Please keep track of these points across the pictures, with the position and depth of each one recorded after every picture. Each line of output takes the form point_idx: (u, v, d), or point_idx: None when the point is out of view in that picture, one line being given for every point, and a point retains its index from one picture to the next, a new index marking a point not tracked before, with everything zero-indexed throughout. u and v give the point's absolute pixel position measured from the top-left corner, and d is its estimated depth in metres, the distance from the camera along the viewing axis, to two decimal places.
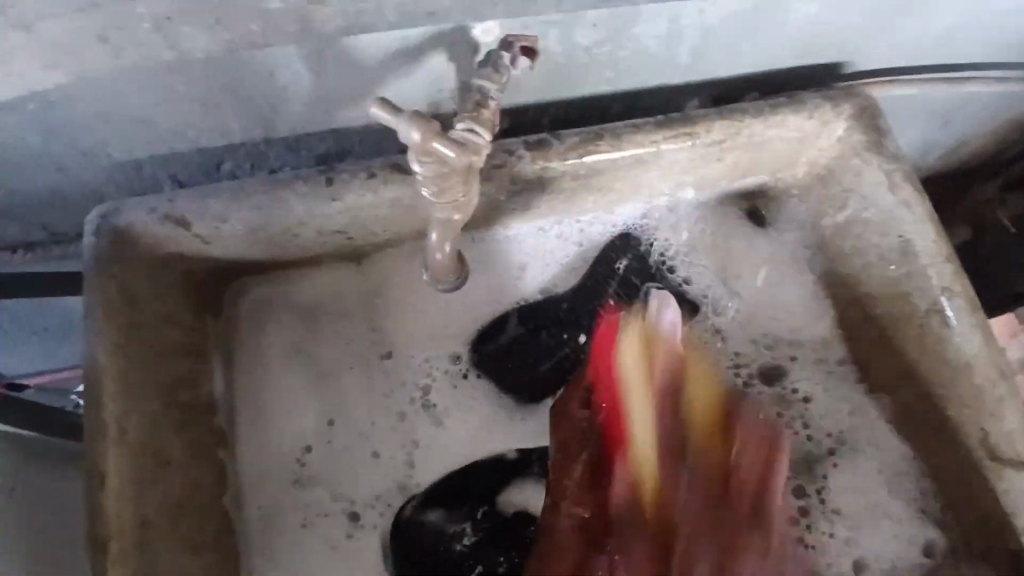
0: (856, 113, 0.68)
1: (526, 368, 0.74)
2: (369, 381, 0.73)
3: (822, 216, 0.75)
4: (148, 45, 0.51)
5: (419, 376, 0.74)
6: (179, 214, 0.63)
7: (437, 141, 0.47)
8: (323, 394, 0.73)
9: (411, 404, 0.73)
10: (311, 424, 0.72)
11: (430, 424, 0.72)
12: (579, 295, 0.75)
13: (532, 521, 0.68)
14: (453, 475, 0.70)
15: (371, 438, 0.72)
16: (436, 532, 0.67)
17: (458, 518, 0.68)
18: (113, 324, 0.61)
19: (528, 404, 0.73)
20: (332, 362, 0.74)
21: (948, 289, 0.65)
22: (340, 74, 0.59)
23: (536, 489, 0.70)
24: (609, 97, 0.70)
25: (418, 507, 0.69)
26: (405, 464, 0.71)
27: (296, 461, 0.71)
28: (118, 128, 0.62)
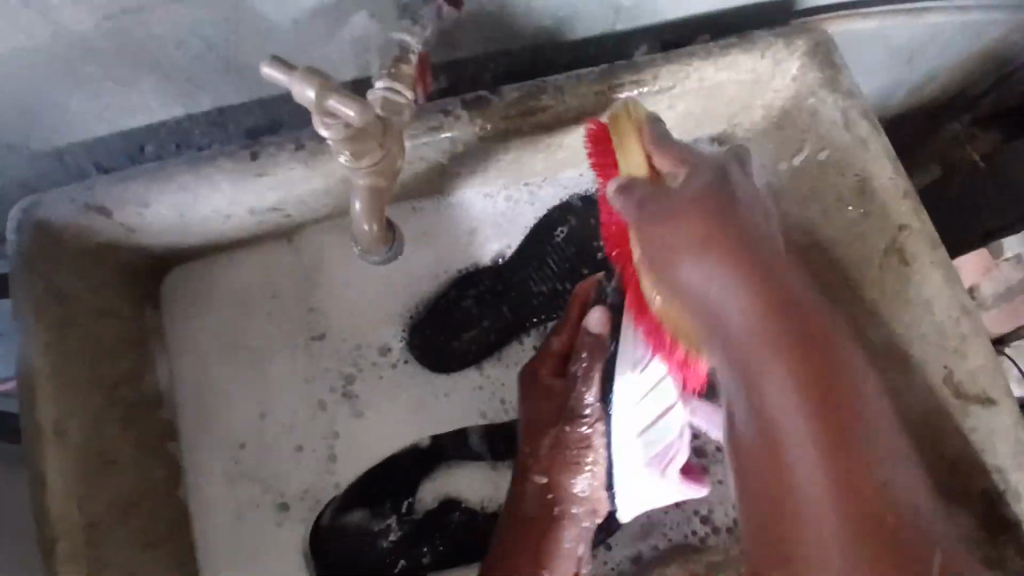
0: (811, 49, 0.65)
1: (448, 341, 0.71)
2: (296, 364, 0.71)
3: (780, 161, 0.72)
4: (20, 21, 0.49)
5: (346, 361, 0.72)
6: (100, 202, 0.59)
7: (335, 98, 0.42)
8: (262, 383, 0.71)
9: (331, 393, 0.71)
10: (246, 416, 0.70)
11: (350, 413, 0.71)
12: (509, 265, 0.71)
13: (455, 507, 0.70)
14: (371, 474, 0.69)
15: (294, 429, 0.70)
16: (360, 532, 0.68)
17: (380, 516, 0.69)
18: (43, 323, 0.57)
19: (445, 373, 0.72)
20: (268, 345, 0.71)
21: (909, 227, 0.63)
22: (256, 39, 0.55)
23: (457, 477, 0.71)
24: (552, 50, 0.67)
25: (336, 514, 0.68)
26: (325, 455, 0.70)
27: (231, 456, 0.69)
28: (23, 115, 0.57)
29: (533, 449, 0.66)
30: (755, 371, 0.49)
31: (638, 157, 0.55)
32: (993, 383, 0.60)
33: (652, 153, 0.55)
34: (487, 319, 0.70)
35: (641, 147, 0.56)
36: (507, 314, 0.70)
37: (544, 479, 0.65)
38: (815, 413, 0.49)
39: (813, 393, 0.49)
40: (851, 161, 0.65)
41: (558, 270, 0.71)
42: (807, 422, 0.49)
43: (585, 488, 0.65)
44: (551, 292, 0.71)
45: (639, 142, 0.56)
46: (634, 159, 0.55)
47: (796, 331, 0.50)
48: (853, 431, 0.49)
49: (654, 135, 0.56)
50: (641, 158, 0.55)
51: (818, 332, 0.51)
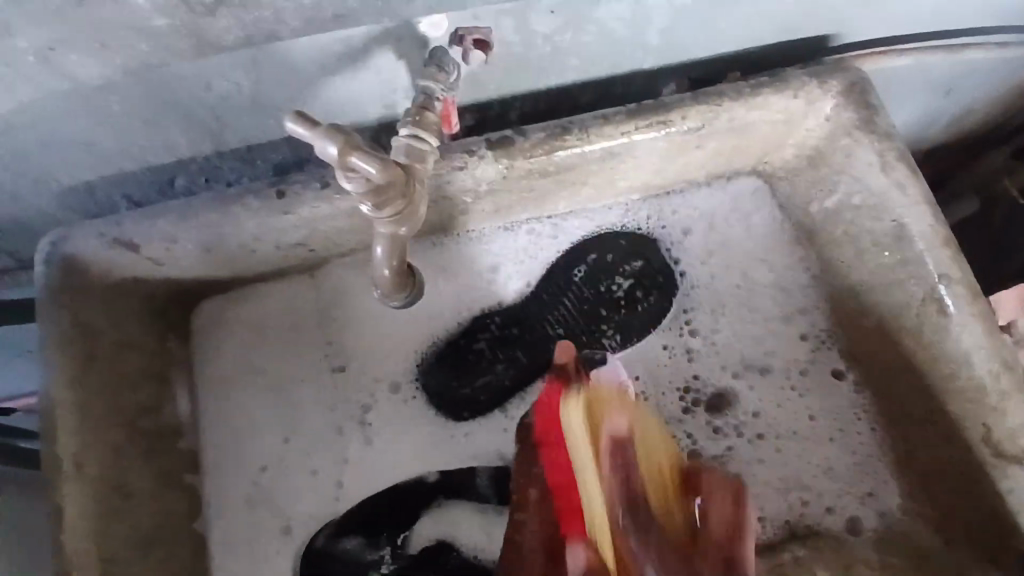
0: (846, 88, 0.64)
1: (465, 389, 0.69)
2: (318, 393, 0.70)
3: (813, 201, 0.70)
4: (38, 76, 0.50)
5: (364, 391, 0.70)
6: (128, 238, 0.60)
7: (356, 154, 0.42)
8: (283, 411, 0.69)
9: (350, 418, 0.69)
10: (268, 442, 0.69)
11: (362, 441, 0.69)
12: (525, 306, 0.70)
13: (451, 548, 0.66)
14: (378, 497, 0.67)
15: (311, 455, 0.68)
16: (353, 560, 0.65)
17: (376, 545, 0.66)
18: (69, 358, 0.57)
19: (468, 420, 0.69)
20: (289, 371, 0.70)
21: (949, 276, 0.60)
22: (279, 79, 0.55)
23: (461, 513, 0.68)
24: (579, 87, 0.66)
25: (333, 535, 0.66)
26: (337, 479, 0.68)
27: (251, 480, 0.68)
28: (59, 154, 0.58)
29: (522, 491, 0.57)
30: (609, 491, 0.49)
31: (584, 477, 0.50)
32: None
33: (604, 469, 0.49)
34: (501, 364, 0.69)
35: (583, 418, 0.51)
36: (522, 360, 0.69)
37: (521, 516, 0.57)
38: (661, 532, 0.48)
39: (660, 522, 0.49)
40: (888, 204, 0.62)
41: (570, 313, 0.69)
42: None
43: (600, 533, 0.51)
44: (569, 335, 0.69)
45: (592, 449, 0.50)
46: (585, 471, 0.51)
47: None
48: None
49: (614, 407, 0.53)
50: (601, 494, 0.49)
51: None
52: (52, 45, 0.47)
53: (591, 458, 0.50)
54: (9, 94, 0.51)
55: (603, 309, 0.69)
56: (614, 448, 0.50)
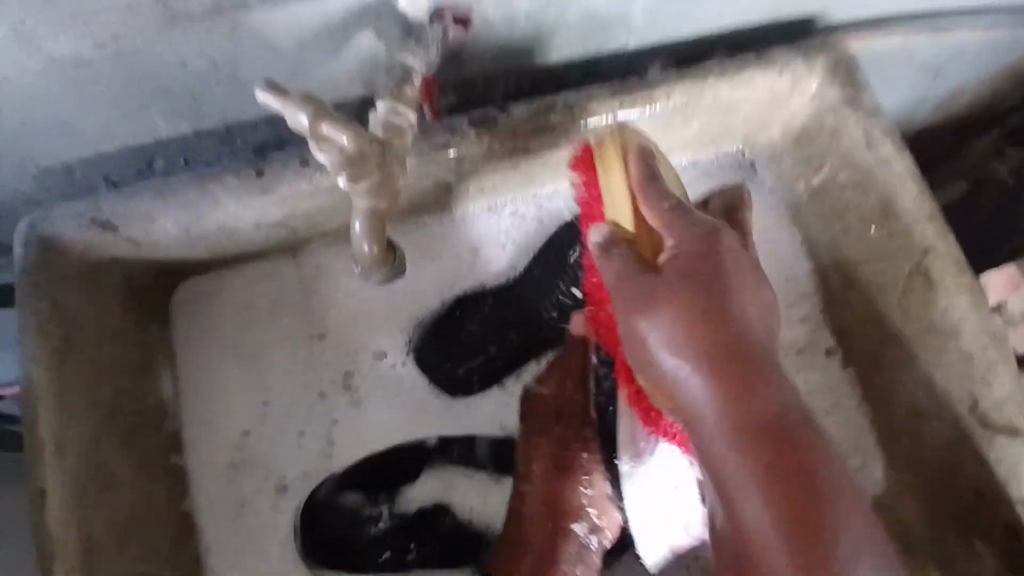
0: (832, 66, 0.63)
1: (451, 371, 0.69)
2: (298, 361, 0.69)
3: (799, 181, 0.70)
4: (12, 48, 0.49)
5: (345, 358, 0.69)
6: (108, 218, 0.59)
7: (328, 123, 0.43)
8: (264, 381, 0.69)
9: (331, 384, 0.69)
10: (250, 408, 0.68)
11: (349, 405, 0.69)
12: (516, 289, 0.70)
13: (445, 512, 0.68)
14: (377, 458, 0.68)
15: (295, 416, 0.68)
16: (352, 512, 0.67)
17: (376, 500, 0.68)
18: (48, 339, 0.57)
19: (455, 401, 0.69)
20: (268, 344, 0.69)
21: (934, 250, 0.60)
22: (259, 54, 0.54)
23: (453, 478, 0.69)
24: (563, 66, 0.65)
25: (334, 488, 0.67)
26: (325, 440, 0.68)
27: (234, 446, 0.67)
28: (36, 134, 0.58)
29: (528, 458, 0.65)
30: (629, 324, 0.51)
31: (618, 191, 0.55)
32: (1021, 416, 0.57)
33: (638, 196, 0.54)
34: (493, 348, 0.69)
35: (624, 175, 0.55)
36: (513, 343, 0.69)
37: (525, 485, 0.64)
38: (692, 306, 0.49)
39: (694, 331, 0.48)
40: (873, 184, 0.62)
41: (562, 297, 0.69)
42: (711, 389, 0.47)
43: (589, 494, 0.64)
44: (561, 316, 0.70)
45: (624, 176, 0.55)
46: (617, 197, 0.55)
47: (689, 300, 0.49)
48: (762, 400, 0.47)
49: (637, 170, 0.54)
50: (626, 206, 0.55)
51: (776, 408, 0.48)
52: (24, 16, 0.46)
53: (625, 206, 0.55)
54: None
55: None
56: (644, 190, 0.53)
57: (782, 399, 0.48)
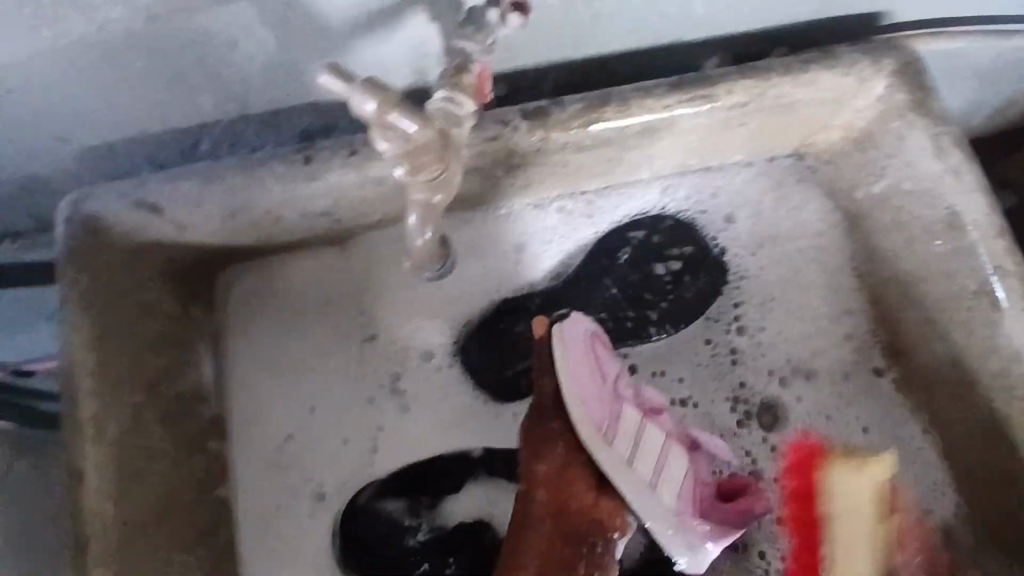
0: (900, 68, 0.61)
1: (497, 372, 0.68)
2: (345, 356, 0.68)
3: (857, 187, 0.68)
4: (66, 18, 0.48)
5: (394, 360, 0.68)
6: (153, 200, 0.58)
7: (395, 113, 0.41)
8: (312, 375, 0.68)
9: (379, 388, 0.68)
10: (297, 410, 0.67)
11: (396, 410, 0.68)
12: (565, 290, 0.69)
13: (485, 528, 0.65)
14: (422, 467, 0.66)
15: (343, 422, 0.67)
16: (391, 523, 0.65)
17: (416, 512, 0.65)
18: (89, 319, 0.56)
19: (502, 404, 0.68)
20: (314, 338, 0.69)
21: (1001, 267, 0.57)
22: (310, 37, 0.53)
23: (493, 491, 0.66)
24: (618, 59, 0.63)
25: (376, 494, 0.65)
26: (369, 446, 0.67)
27: (276, 445, 0.67)
28: (84, 112, 0.57)
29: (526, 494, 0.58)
30: None
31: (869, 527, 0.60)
32: None
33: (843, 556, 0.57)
34: None
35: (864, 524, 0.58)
36: None
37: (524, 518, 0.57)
38: None
39: None
40: (939, 192, 0.60)
41: (614, 301, 0.69)
42: None
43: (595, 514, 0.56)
44: (612, 319, 0.69)
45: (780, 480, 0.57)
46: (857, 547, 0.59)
47: None
48: None
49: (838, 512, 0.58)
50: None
51: None
52: None
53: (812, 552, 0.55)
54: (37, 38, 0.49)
55: (647, 296, 0.69)
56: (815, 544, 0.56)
57: None
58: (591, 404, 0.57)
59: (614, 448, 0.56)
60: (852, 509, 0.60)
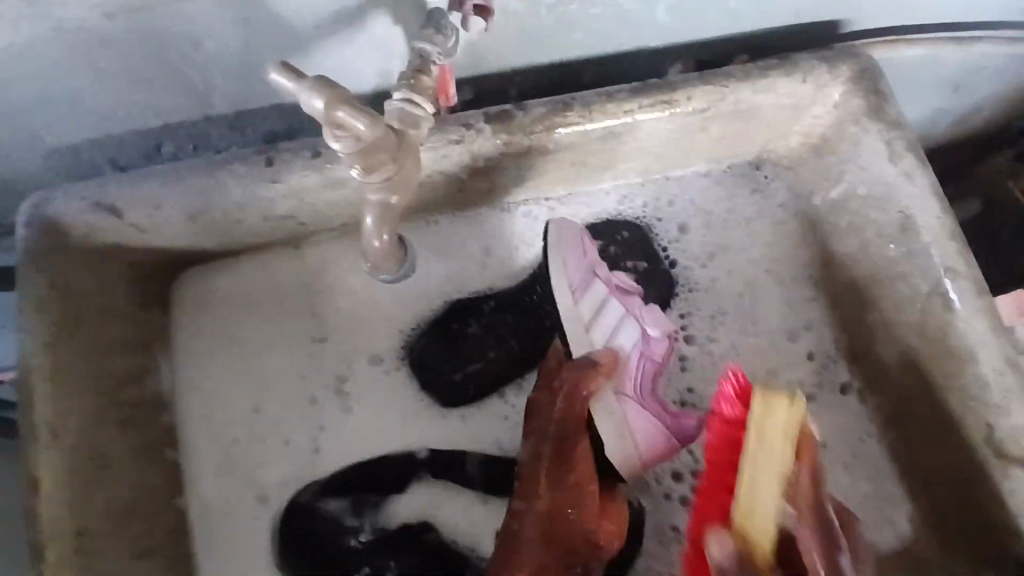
0: (855, 75, 0.62)
1: (449, 375, 0.66)
2: (295, 359, 0.68)
3: (817, 191, 0.69)
4: (23, 17, 0.48)
5: (341, 362, 0.68)
6: (113, 202, 0.58)
7: (344, 109, 0.41)
8: (261, 377, 0.67)
9: (322, 388, 0.67)
10: (240, 410, 0.66)
11: (339, 408, 0.67)
12: (517, 295, 0.68)
13: (429, 528, 0.63)
14: (365, 465, 0.64)
15: (284, 420, 0.66)
16: (332, 523, 0.63)
17: (358, 511, 0.63)
18: (44, 321, 0.55)
19: (449, 408, 0.67)
20: (264, 340, 0.68)
21: (953, 268, 0.58)
22: (272, 39, 0.53)
23: (443, 492, 0.65)
24: (582, 65, 0.64)
25: (317, 494, 0.63)
26: (310, 448, 0.65)
27: (224, 447, 0.65)
28: (43, 113, 0.56)
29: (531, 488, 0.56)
30: None
31: (774, 460, 0.46)
32: None
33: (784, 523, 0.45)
34: (494, 353, 0.67)
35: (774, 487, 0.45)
36: (515, 349, 0.67)
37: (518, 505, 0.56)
38: None
39: None
40: (894, 195, 0.61)
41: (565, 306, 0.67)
42: None
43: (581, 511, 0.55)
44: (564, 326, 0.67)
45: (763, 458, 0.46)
46: (764, 467, 0.46)
47: None
48: None
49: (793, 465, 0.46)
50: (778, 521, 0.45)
51: None
52: None
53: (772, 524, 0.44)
54: None
55: None
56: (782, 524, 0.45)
57: None
58: (569, 259, 0.63)
59: (576, 307, 0.62)
60: (750, 482, 0.46)
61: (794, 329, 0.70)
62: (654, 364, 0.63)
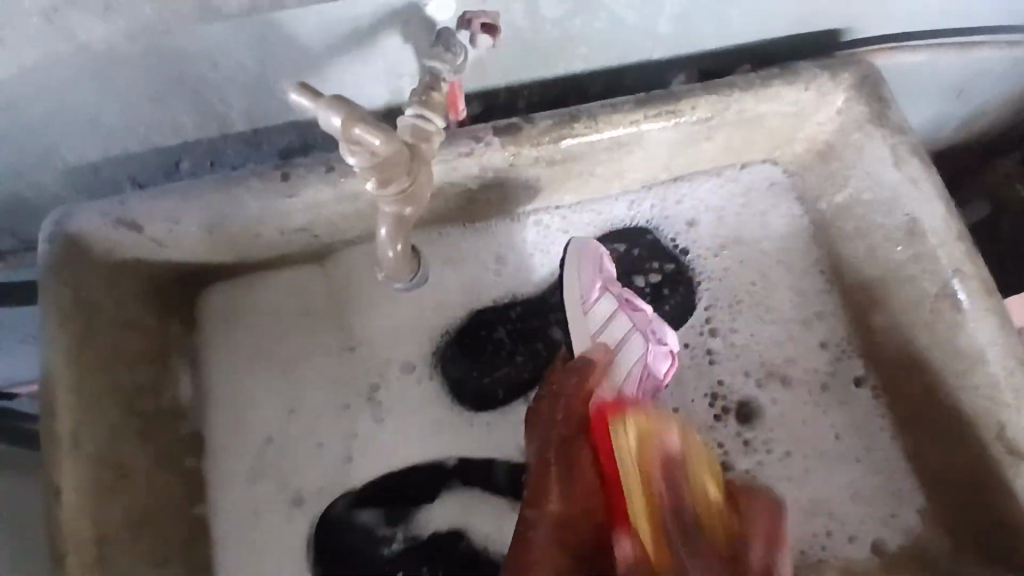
0: (858, 82, 0.63)
1: (478, 380, 0.68)
2: (327, 365, 0.69)
3: (823, 196, 0.70)
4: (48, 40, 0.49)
5: (372, 372, 0.69)
6: (133, 217, 0.60)
7: (359, 126, 0.42)
8: (291, 386, 0.69)
9: (357, 395, 0.68)
10: (272, 415, 0.68)
11: (372, 419, 0.68)
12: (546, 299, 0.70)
13: (458, 537, 0.65)
14: (398, 477, 0.66)
15: (318, 428, 0.68)
16: (367, 535, 0.64)
17: (392, 521, 0.65)
18: (67, 333, 0.57)
19: (474, 411, 0.68)
20: (296, 348, 0.70)
21: (961, 270, 0.59)
22: (289, 58, 0.55)
23: (466, 498, 0.66)
24: (588, 77, 0.65)
25: (351, 505, 0.65)
26: (344, 454, 0.67)
27: (255, 450, 0.67)
28: (66, 132, 0.58)
29: (540, 487, 0.56)
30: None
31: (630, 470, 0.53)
32: None
33: (655, 480, 0.53)
34: (521, 354, 0.69)
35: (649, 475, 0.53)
36: (542, 352, 0.69)
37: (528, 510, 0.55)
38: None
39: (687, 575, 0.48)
40: (899, 200, 0.62)
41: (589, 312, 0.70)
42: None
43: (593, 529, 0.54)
44: None
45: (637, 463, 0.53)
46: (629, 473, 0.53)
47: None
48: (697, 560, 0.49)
49: (662, 443, 0.55)
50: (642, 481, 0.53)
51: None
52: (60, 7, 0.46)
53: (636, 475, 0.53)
54: (16, 59, 0.50)
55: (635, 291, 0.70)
56: (671, 487, 0.53)
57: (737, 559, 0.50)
58: (585, 273, 0.65)
59: (585, 316, 0.64)
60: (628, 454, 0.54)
61: (804, 335, 0.70)
62: (658, 378, 0.65)
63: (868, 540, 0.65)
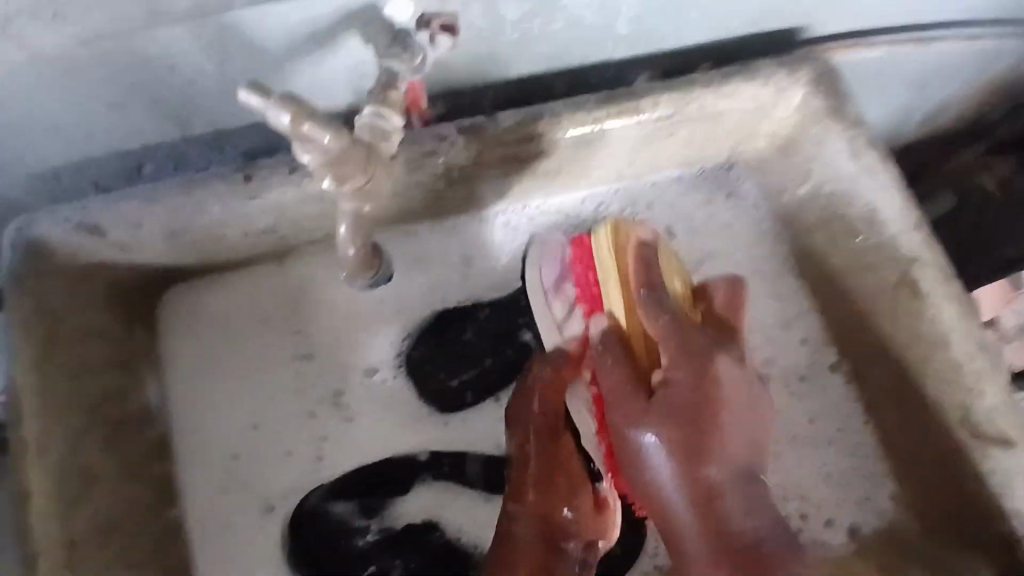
0: (815, 78, 0.64)
1: (445, 381, 0.69)
2: (283, 374, 0.68)
3: (786, 190, 0.71)
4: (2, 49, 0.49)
5: (331, 377, 0.69)
6: (96, 222, 0.59)
7: (308, 124, 0.42)
8: (252, 392, 0.68)
9: (320, 403, 0.68)
10: (237, 426, 0.67)
11: (340, 421, 0.68)
12: (510, 301, 0.71)
13: (431, 528, 0.66)
14: (371, 469, 0.66)
15: (283, 437, 0.67)
16: (341, 526, 0.65)
17: (366, 512, 0.66)
18: (29, 341, 0.56)
19: (439, 414, 0.68)
20: (256, 355, 0.69)
21: (919, 259, 0.61)
22: (249, 60, 0.55)
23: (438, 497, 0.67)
24: (552, 76, 0.66)
25: (325, 497, 0.65)
26: (314, 458, 0.67)
27: (225, 463, 0.66)
28: (25, 140, 0.58)
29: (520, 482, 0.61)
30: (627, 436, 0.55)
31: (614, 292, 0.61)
32: (1010, 421, 0.57)
33: (630, 275, 0.59)
34: (492, 356, 0.70)
35: (621, 290, 0.60)
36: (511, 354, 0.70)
37: (512, 505, 0.60)
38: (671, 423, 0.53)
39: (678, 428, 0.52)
40: (857, 192, 0.63)
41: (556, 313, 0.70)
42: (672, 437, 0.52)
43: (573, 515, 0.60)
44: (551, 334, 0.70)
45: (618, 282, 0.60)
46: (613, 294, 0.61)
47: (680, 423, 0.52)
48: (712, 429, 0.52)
49: (635, 262, 0.59)
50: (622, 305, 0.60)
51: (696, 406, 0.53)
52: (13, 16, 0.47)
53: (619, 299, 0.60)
54: None
55: None
56: (644, 278, 0.58)
57: (740, 442, 0.53)
58: (547, 267, 0.68)
59: (551, 306, 0.67)
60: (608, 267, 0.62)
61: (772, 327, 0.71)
62: None
63: (836, 528, 0.66)
